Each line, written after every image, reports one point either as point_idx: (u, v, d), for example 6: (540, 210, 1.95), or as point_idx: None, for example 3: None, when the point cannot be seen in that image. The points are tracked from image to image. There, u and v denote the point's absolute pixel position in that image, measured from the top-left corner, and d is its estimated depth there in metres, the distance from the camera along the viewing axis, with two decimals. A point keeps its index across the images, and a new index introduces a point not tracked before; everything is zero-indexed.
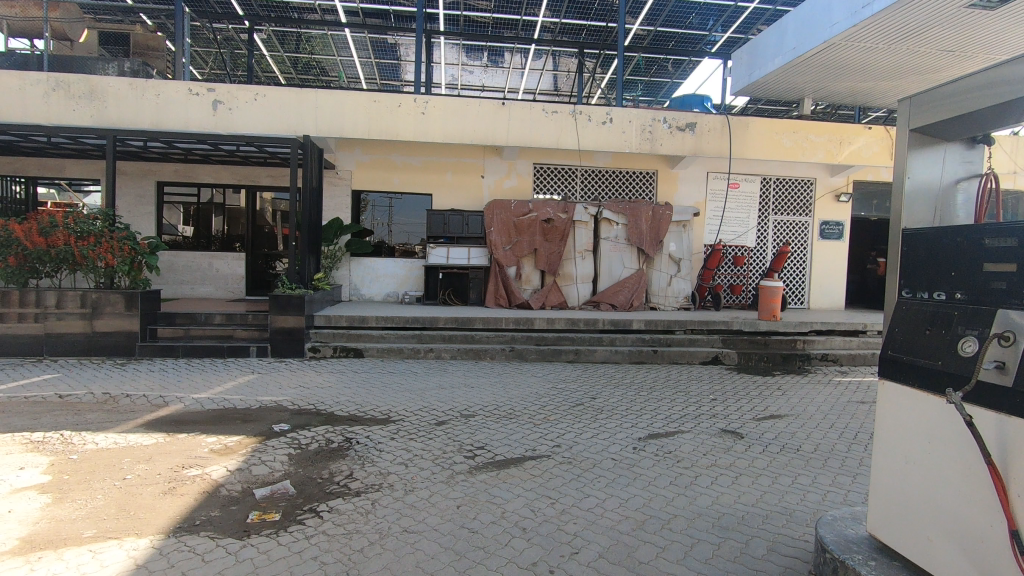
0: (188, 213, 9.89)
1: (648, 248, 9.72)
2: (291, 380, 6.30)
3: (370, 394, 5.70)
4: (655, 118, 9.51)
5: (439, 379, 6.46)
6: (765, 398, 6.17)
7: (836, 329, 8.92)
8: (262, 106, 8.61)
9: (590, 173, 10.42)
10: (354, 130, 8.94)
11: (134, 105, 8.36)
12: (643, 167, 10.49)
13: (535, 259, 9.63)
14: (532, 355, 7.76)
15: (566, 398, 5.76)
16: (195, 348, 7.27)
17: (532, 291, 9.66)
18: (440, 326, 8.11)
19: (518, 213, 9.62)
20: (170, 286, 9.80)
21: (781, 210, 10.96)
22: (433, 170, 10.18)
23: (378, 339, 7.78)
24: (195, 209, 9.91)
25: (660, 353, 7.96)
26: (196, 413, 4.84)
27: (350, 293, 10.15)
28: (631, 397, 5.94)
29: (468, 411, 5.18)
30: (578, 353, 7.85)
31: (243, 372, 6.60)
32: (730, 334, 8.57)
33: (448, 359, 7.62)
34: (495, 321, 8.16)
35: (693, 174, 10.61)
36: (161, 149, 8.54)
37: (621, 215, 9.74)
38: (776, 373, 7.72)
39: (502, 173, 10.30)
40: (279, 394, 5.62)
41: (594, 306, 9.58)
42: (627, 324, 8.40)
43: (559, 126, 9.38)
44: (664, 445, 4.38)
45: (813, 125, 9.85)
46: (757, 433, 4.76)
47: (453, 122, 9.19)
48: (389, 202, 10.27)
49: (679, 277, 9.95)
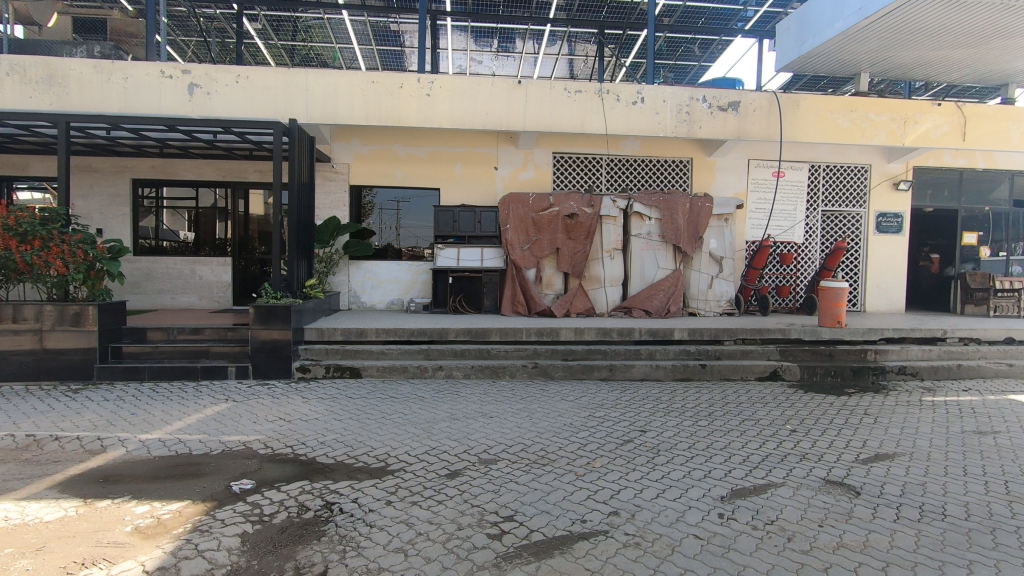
0: (169, 214, 8.89)
1: (686, 246, 8.53)
2: (271, 410, 5.20)
3: (364, 431, 4.56)
4: (692, 96, 8.35)
5: (450, 406, 5.31)
6: (854, 426, 4.98)
7: (909, 337, 7.67)
8: (245, 89, 7.56)
9: (617, 162, 9.26)
10: (350, 116, 7.86)
11: (99, 91, 7.33)
12: (677, 155, 9.31)
13: (558, 259, 8.49)
14: (558, 371, 6.60)
15: (609, 433, 4.59)
16: (162, 369, 6.19)
17: (554, 296, 8.53)
18: (451, 339, 7.01)
19: (537, 207, 8.48)
20: (148, 296, 8.75)
21: (831, 201, 9.71)
22: (440, 162, 9.07)
23: (379, 356, 6.67)
24: (177, 209, 8.90)
25: (709, 368, 6.76)
26: (136, 466, 3.73)
27: (349, 301, 9.05)
28: (686, 429, 4.78)
29: (488, 455, 4.04)
30: (613, 369, 6.67)
31: (216, 400, 5.51)
32: (788, 344, 7.37)
33: (461, 379, 6.47)
34: (514, 332, 7.06)
35: (733, 161, 9.42)
36: (131, 140, 7.49)
37: (654, 208, 8.55)
38: (850, 391, 6.49)
39: (518, 164, 9.17)
40: (253, 431, 4.51)
41: (625, 313, 8.45)
42: (668, 334, 7.25)
43: (583, 107, 8.23)
44: (759, 511, 3.20)
45: (874, 103, 8.65)
46: (875, 488, 3.56)
47: (463, 105, 8.07)
48: (393, 202, 9.22)
49: (721, 278, 8.76)
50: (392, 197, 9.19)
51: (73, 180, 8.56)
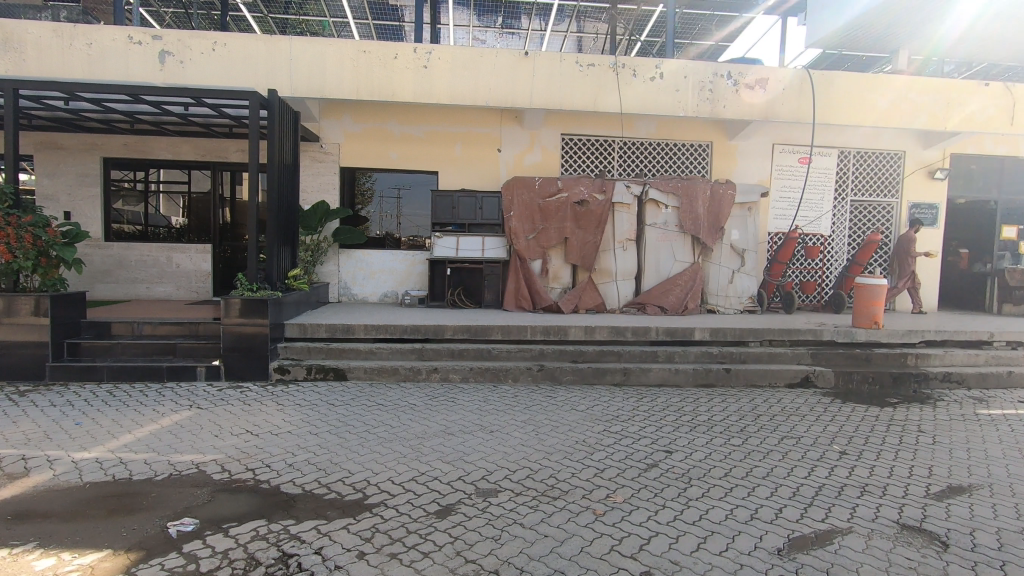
0: (150, 197, 8.22)
1: (706, 238, 7.82)
2: (239, 419, 4.52)
3: (341, 449, 3.88)
4: (716, 72, 7.63)
5: (444, 418, 4.64)
6: (912, 446, 4.30)
7: (952, 340, 6.98)
8: (223, 58, 6.83)
9: (631, 145, 8.53)
10: (339, 89, 7.13)
11: (60, 58, 6.61)
12: (696, 138, 8.60)
13: (565, 250, 7.80)
14: (567, 376, 5.93)
15: (630, 455, 3.91)
16: (122, 369, 5.51)
17: (561, 290, 7.85)
18: (447, 337, 6.34)
19: (544, 193, 7.76)
20: (121, 286, 8.06)
21: (862, 190, 8.96)
22: (438, 143, 8.34)
23: (367, 355, 6.00)
24: (158, 192, 8.23)
25: (734, 373, 6.08)
26: (57, 498, 3.05)
27: (339, 293, 8.36)
28: (718, 449, 4.12)
29: (489, 485, 3.37)
30: (627, 373, 6.00)
31: (179, 406, 4.83)
32: (820, 347, 6.69)
33: (459, 383, 5.80)
34: (518, 330, 6.38)
35: (756, 146, 8.72)
36: (96, 113, 6.78)
37: (672, 195, 7.83)
38: (894, 401, 5.81)
39: (523, 146, 8.45)
40: (212, 449, 3.83)
41: (638, 309, 7.77)
42: (688, 334, 6.57)
43: (596, 83, 7.49)
44: (829, 572, 2.53)
45: (913, 83, 7.98)
46: (966, 537, 2.88)
47: (464, 78, 7.33)
48: (395, 191, 8.52)
49: (743, 273, 8.05)
50: (393, 184, 8.49)
51: (38, 158, 7.85)
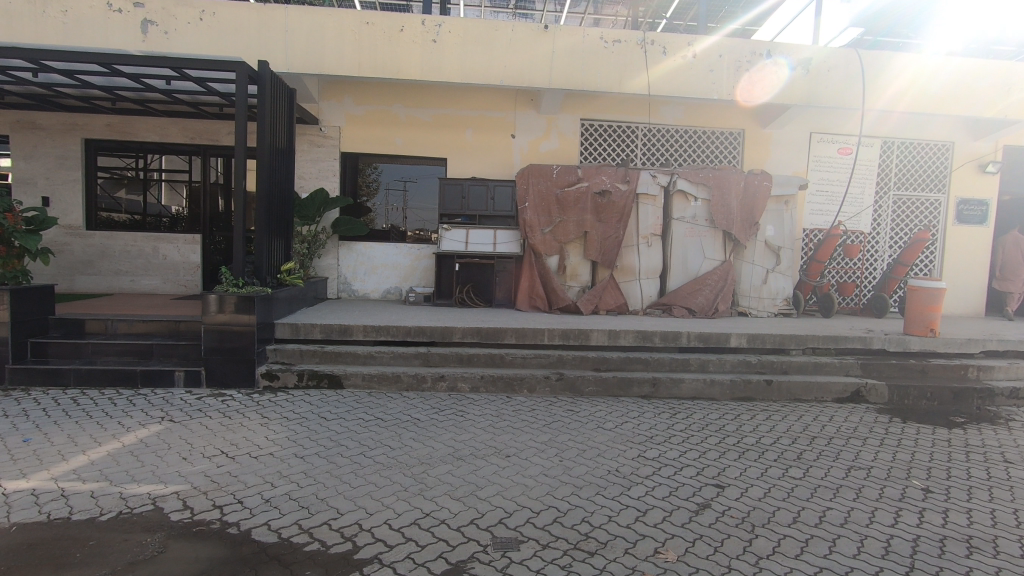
0: (150, 186, 7.66)
1: (739, 234, 7.15)
2: (216, 435, 3.90)
3: (330, 479, 3.25)
4: (754, 51, 6.95)
5: (451, 438, 4.00)
6: (1007, 483, 3.62)
7: (1015, 350, 6.27)
8: (211, 28, 6.19)
9: (657, 133, 7.85)
10: (339, 65, 6.48)
11: (32, 26, 5.99)
12: (726, 126, 7.92)
13: (585, 245, 7.13)
14: (589, 386, 5.30)
15: (676, 492, 3.26)
16: (91, 373, 4.89)
17: (580, 289, 7.19)
18: (456, 341, 5.70)
19: (562, 182, 7.10)
20: (103, 278, 7.47)
21: (906, 184, 8.24)
22: (447, 128, 7.68)
23: (366, 360, 5.38)
24: (159, 181, 7.67)
25: (776, 386, 5.43)
26: None
27: (338, 289, 7.75)
28: (778, 483, 3.47)
29: (508, 533, 2.73)
30: (656, 385, 5.37)
31: (148, 418, 4.22)
32: (869, 357, 6.01)
33: (468, 393, 5.17)
34: (534, 333, 5.73)
35: (792, 136, 8.03)
36: (72, 88, 6.16)
37: (701, 186, 7.16)
38: (960, 420, 5.13)
39: (539, 131, 7.78)
40: (176, 476, 3.21)
41: (663, 311, 7.11)
42: (723, 340, 5.90)
43: (621, 61, 6.83)
44: None
45: (969, 67, 7.32)
46: None
47: (477, 55, 6.68)
48: (402, 185, 7.92)
49: (779, 272, 7.36)
50: (401, 176, 7.89)
51: (14, 138, 7.23)
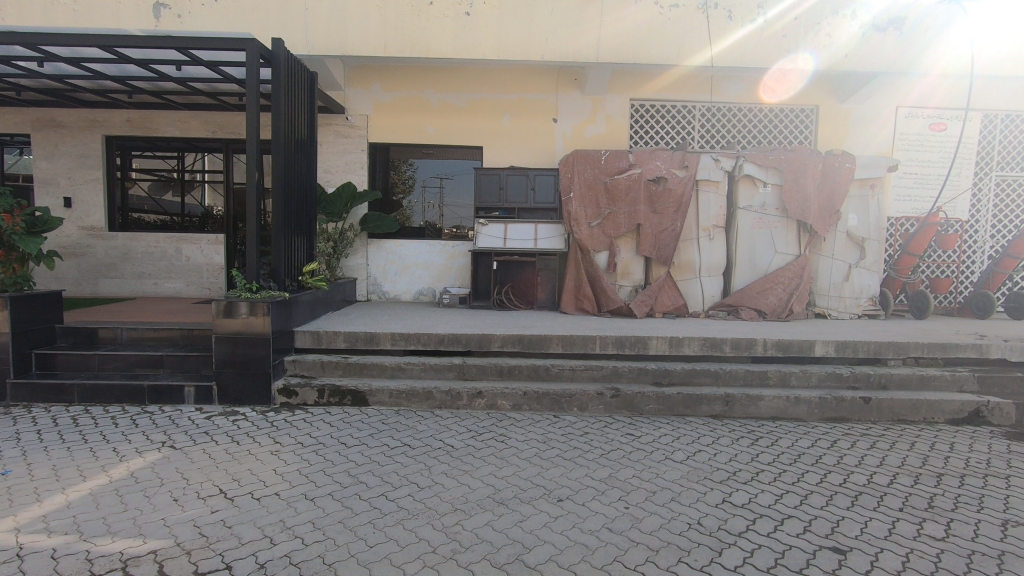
0: (194, 187, 7.38)
1: (817, 224, 6.22)
2: (218, 467, 3.35)
3: (342, 534, 2.62)
4: (836, 10, 6.02)
5: (491, 474, 3.32)
6: None
7: None
8: (226, 9, 5.69)
9: (717, 112, 6.99)
10: (363, 44, 5.89)
11: (41, 14, 5.60)
12: (795, 101, 6.98)
13: (638, 239, 6.35)
14: (650, 404, 4.55)
15: (785, 561, 2.49)
16: (95, 388, 4.44)
17: (632, 290, 6.43)
18: (494, 350, 5.03)
19: (612, 169, 6.33)
20: (127, 282, 7.13)
21: (1012, 163, 7.08)
22: (483, 113, 7.02)
23: (394, 372, 4.77)
24: (203, 182, 7.38)
25: (876, 405, 4.55)
26: None
27: (368, 291, 7.20)
28: (916, 548, 2.65)
29: None
30: (729, 403, 4.57)
31: (148, 443, 3.71)
32: (986, 368, 5.03)
33: (510, 412, 4.50)
34: (584, 341, 5.00)
35: (874, 112, 7.03)
36: (85, 79, 5.77)
37: (772, 170, 6.26)
38: None
39: (583, 114, 7.02)
40: (159, 528, 2.64)
41: (728, 313, 6.25)
42: (806, 348, 5.04)
43: (678, 29, 6.00)
44: None
45: None
46: None
47: (514, 28, 5.97)
48: (439, 182, 7.38)
49: (863, 268, 6.39)
50: (437, 173, 7.38)
51: (34, 137, 6.95)
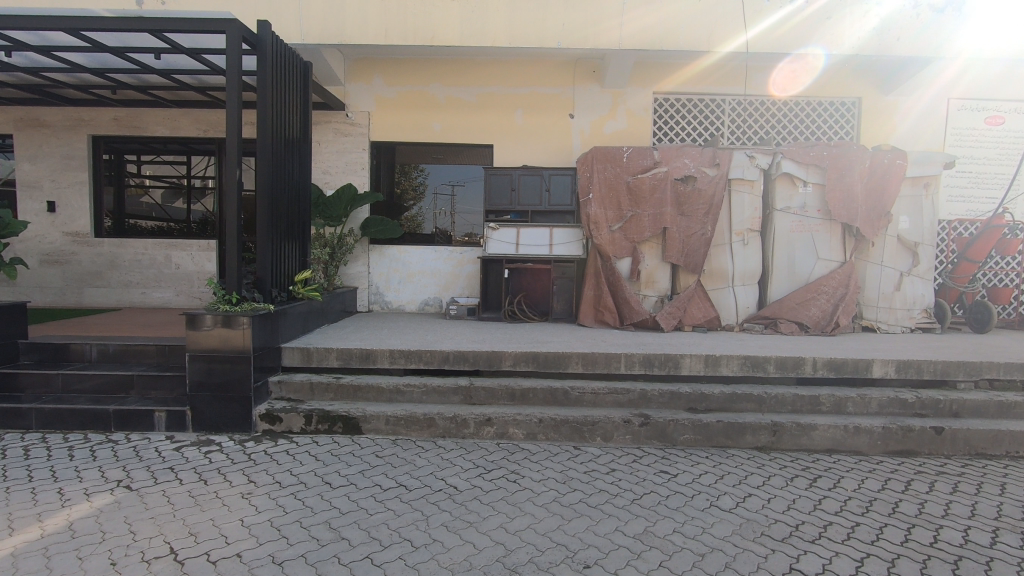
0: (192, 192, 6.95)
1: (864, 227, 5.57)
2: (175, 516, 2.80)
3: None
4: None
5: (500, 528, 2.73)
6: None
7: None
8: None
9: (749, 105, 6.40)
10: (363, 32, 5.40)
11: None
12: (835, 94, 6.37)
13: (664, 244, 5.76)
14: (685, 433, 3.94)
15: None
16: (54, 413, 3.93)
17: (658, 300, 5.82)
18: (505, 369, 4.45)
19: (635, 167, 5.73)
20: (113, 291, 6.68)
21: None
22: (493, 109, 6.49)
23: (391, 395, 4.21)
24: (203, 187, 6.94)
25: (948, 437, 3.90)
26: None
27: (369, 301, 6.67)
28: None
29: None
30: (777, 433, 3.94)
31: (101, 481, 3.18)
32: None
33: (523, 443, 3.92)
34: (606, 360, 4.40)
35: (921, 105, 6.40)
36: (62, 72, 5.32)
37: (813, 168, 5.65)
38: None
39: (602, 109, 6.46)
40: None
41: (765, 326, 5.63)
42: (862, 368, 4.39)
43: (709, 12, 5.43)
44: None
45: None
46: None
47: (528, 13, 5.44)
48: (450, 188, 6.82)
49: (916, 276, 5.73)
50: (449, 178, 6.82)
51: (18, 138, 6.54)
